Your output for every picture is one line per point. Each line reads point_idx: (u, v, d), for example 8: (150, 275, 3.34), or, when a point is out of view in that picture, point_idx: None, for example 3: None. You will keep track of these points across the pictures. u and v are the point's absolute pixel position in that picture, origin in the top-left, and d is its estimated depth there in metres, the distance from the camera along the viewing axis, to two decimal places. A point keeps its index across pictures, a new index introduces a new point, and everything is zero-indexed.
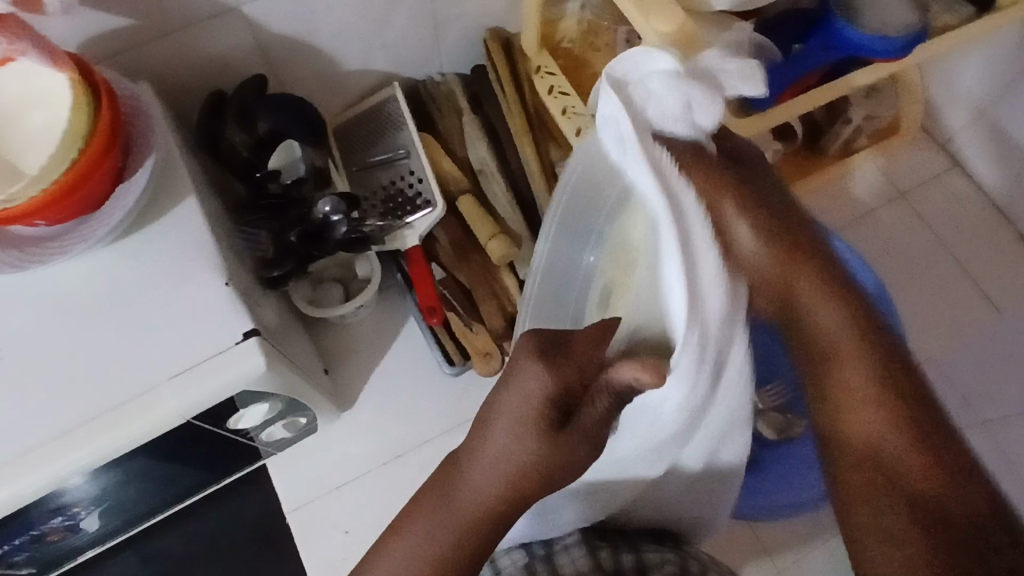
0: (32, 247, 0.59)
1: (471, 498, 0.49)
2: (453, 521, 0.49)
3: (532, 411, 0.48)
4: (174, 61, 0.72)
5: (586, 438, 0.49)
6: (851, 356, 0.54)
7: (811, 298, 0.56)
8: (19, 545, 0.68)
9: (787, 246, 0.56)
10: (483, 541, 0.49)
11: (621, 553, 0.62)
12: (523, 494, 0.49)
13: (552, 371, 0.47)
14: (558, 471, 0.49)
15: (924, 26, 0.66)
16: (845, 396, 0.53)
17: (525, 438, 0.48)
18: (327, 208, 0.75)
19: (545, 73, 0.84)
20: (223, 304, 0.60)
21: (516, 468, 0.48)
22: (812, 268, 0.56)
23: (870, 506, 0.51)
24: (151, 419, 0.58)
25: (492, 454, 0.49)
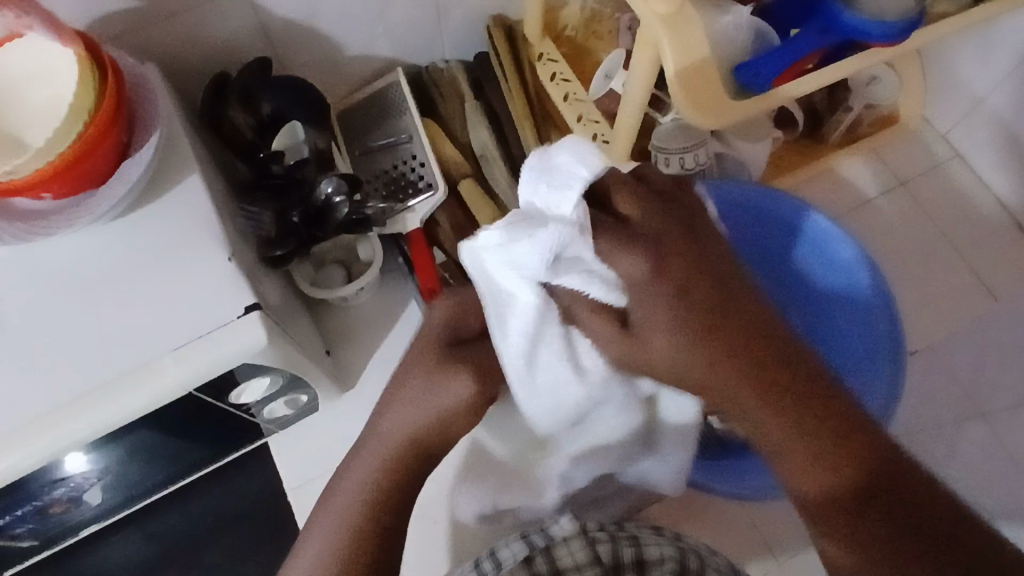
0: (39, 219, 0.60)
1: (383, 440, 0.57)
2: (375, 459, 0.57)
3: (431, 359, 0.57)
4: (186, 41, 0.74)
5: (478, 366, 0.57)
6: (769, 425, 0.49)
7: (733, 393, 0.49)
8: (23, 515, 0.69)
9: (708, 331, 0.48)
10: (408, 470, 0.57)
11: (622, 546, 0.63)
12: (431, 435, 0.56)
13: (452, 313, 0.58)
14: (458, 410, 0.56)
15: (921, 12, 0.66)
16: (783, 457, 0.50)
17: (431, 375, 0.56)
18: (329, 189, 0.77)
19: (547, 60, 0.85)
20: (225, 279, 0.61)
21: (416, 415, 0.56)
22: (735, 358, 0.48)
23: (840, 541, 0.49)
24: (154, 387, 0.59)
25: (398, 404, 0.57)
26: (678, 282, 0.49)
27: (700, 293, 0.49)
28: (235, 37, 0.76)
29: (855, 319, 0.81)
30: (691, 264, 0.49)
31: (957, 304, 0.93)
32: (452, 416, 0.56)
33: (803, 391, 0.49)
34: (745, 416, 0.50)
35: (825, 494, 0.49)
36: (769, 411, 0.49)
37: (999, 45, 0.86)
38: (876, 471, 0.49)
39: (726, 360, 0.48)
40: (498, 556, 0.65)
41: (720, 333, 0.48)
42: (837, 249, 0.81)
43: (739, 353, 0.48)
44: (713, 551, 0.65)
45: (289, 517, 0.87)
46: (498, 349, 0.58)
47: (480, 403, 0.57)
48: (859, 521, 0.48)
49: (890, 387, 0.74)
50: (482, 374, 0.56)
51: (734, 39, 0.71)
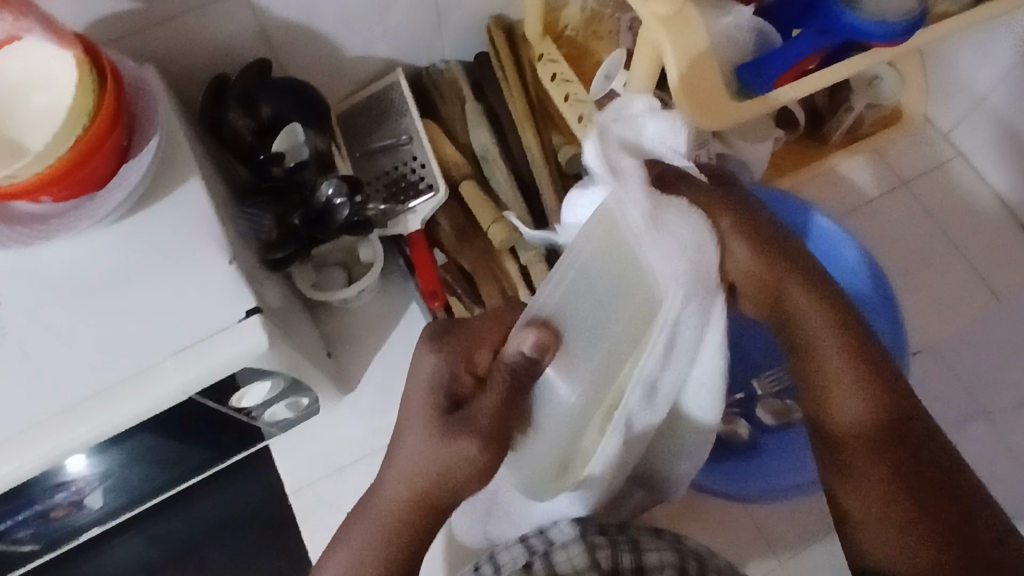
0: (39, 223, 0.60)
1: (387, 508, 0.52)
2: (379, 530, 0.52)
3: (427, 421, 0.52)
4: (185, 43, 0.74)
5: (478, 429, 0.51)
6: (822, 346, 0.55)
7: (799, 303, 0.55)
8: (24, 520, 0.69)
9: (779, 258, 0.55)
10: (416, 539, 0.52)
11: (621, 552, 0.62)
12: (437, 500, 0.51)
13: (443, 361, 0.54)
14: (463, 476, 0.51)
15: (924, 10, 0.65)
16: (827, 384, 0.55)
17: (429, 439, 0.51)
18: (330, 191, 0.77)
19: (547, 60, 0.85)
20: (226, 282, 0.61)
21: (417, 484, 0.51)
22: (800, 281, 0.55)
23: (865, 479, 0.52)
24: (157, 391, 0.59)
25: (397, 472, 0.52)
26: (752, 220, 0.56)
27: (772, 242, 0.55)
28: (234, 39, 0.76)
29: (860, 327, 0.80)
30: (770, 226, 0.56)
31: (959, 304, 0.93)
32: (459, 480, 0.51)
33: (858, 333, 0.55)
34: (802, 331, 0.56)
35: (855, 442, 0.53)
36: (825, 330, 0.55)
37: (1001, 44, 0.86)
38: (904, 432, 0.53)
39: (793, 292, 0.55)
40: (498, 560, 0.65)
41: (789, 274, 0.55)
42: (840, 250, 0.81)
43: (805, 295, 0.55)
44: (713, 554, 0.65)
45: (290, 519, 0.87)
46: (499, 403, 0.52)
47: (489, 465, 0.52)
48: (891, 455, 0.52)
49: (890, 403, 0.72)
50: (487, 434, 0.51)
51: (732, 39, 0.71)
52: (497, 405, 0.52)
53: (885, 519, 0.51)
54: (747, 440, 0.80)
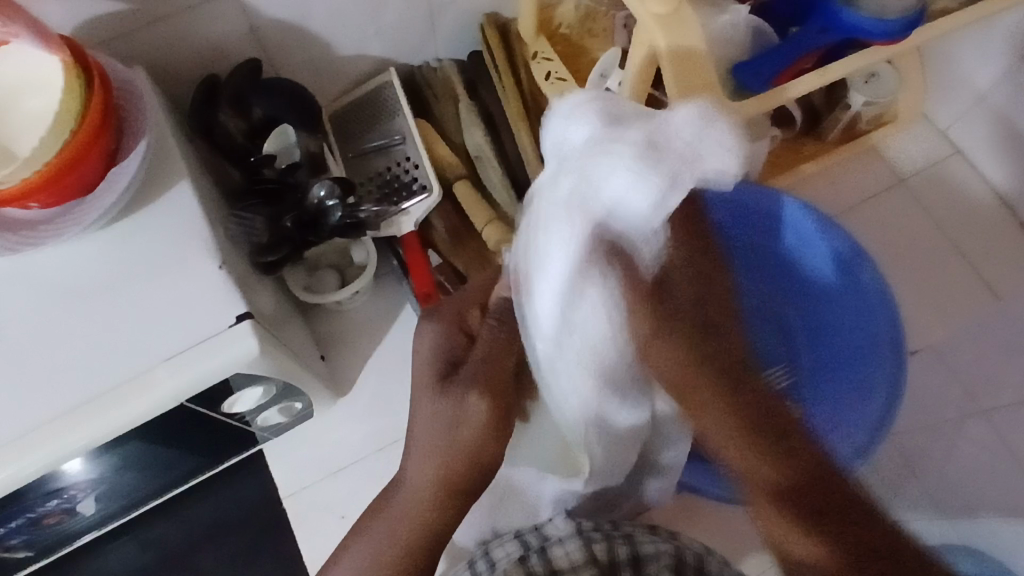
0: (27, 229, 0.59)
1: (414, 477, 0.62)
2: (411, 493, 0.63)
3: (429, 389, 0.62)
4: (174, 44, 0.73)
5: (471, 384, 0.61)
6: (726, 421, 0.55)
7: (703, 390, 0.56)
8: (17, 527, 0.69)
9: (685, 342, 0.58)
10: (441, 497, 0.62)
11: (617, 546, 0.63)
12: (453, 460, 0.61)
13: (438, 339, 0.65)
14: (469, 430, 0.60)
15: (922, 9, 0.64)
16: (738, 455, 0.55)
17: (435, 402, 0.62)
18: (322, 193, 0.76)
19: (541, 59, 0.84)
20: (216, 287, 0.60)
21: (433, 446, 0.61)
22: (702, 365, 0.57)
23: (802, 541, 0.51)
24: (145, 400, 0.58)
25: (415, 442, 0.63)
26: (661, 306, 0.59)
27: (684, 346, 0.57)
28: (224, 39, 0.75)
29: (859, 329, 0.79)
30: (689, 322, 0.58)
31: (957, 303, 0.92)
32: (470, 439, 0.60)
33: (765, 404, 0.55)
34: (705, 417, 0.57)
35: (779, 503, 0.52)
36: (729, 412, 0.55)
37: (1001, 41, 0.85)
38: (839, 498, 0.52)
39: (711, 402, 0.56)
40: (493, 556, 0.66)
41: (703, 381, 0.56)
42: (819, 244, 0.81)
43: (725, 394, 0.56)
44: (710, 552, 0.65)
45: (283, 522, 0.86)
46: (488, 361, 0.62)
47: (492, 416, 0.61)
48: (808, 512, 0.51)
49: (869, 432, 0.72)
50: (483, 389, 0.61)
51: (732, 38, 0.70)
52: (486, 361, 0.62)
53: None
54: None
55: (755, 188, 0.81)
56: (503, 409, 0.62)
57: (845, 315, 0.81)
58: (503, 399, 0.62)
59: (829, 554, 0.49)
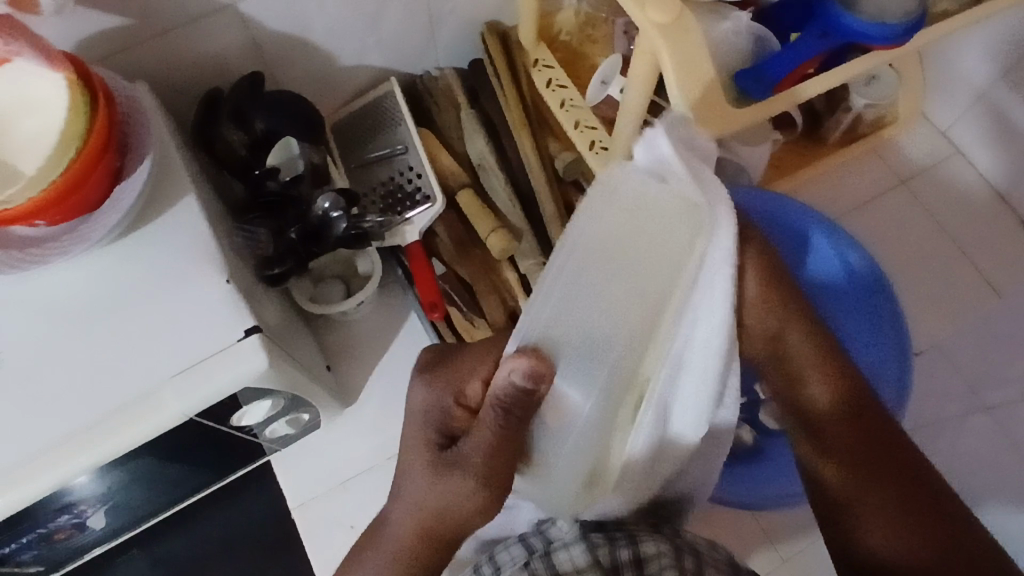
0: (33, 247, 0.59)
1: (394, 537, 0.55)
2: (388, 554, 0.55)
3: (424, 454, 0.54)
4: (174, 57, 0.72)
5: (467, 469, 0.51)
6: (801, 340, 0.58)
7: (794, 338, 0.58)
8: (27, 544, 0.69)
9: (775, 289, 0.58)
10: (430, 565, 0.55)
11: (619, 548, 0.61)
12: (440, 541, 0.54)
13: (432, 394, 0.56)
14: (471, 516, 0.53)
15: (923, 11, 0.65)
16: (805, 373, 0.58)
17: (431, 481, 0.52)
18: (326, 204, 0.76)
19: (543, 66, 0.84)
20: (223, 301, 0.60)
21: (416, 511, 0.54)
22: (797, 313, 0.58)
23: (855, 467, 0.56)
24: (153, 418, 0.58)
25: (405, 502, 0.54)
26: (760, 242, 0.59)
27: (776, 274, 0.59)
28: (224, 52, 0.75)
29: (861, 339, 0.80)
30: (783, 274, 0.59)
31: (958, 299, 0.93)
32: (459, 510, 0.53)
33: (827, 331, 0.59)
34: (789, 351, 0.59)
35: (839, 420, 0.57)
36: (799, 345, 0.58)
37: (999, 40, 0.85)
38: (890, 445, 0.56)
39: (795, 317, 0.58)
40: (499, 560, 0.66)
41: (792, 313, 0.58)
42: (837, 254, 0.80)
43: (799, 335, 0.58)
44: (712, 548, 0.64)
45: (295, 532, 0.87)
46: (494, 441, 0.50)
47: (488, 503, 0.53)
48: (864, 444, 0.56)
49: (897, 392, 0.74)
50: (481, 473, 0.51)
51: (734, 44, 0.69)
52: (489, 442, 0.50)
53: (874, 502, 0.55)
54: (751, 446, 0.80)
55: (771, 197, 0.81)
56: (503, 491, 0.52)
57: (849, 315, 0.81)
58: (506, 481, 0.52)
59: (887, 477, 0.55)
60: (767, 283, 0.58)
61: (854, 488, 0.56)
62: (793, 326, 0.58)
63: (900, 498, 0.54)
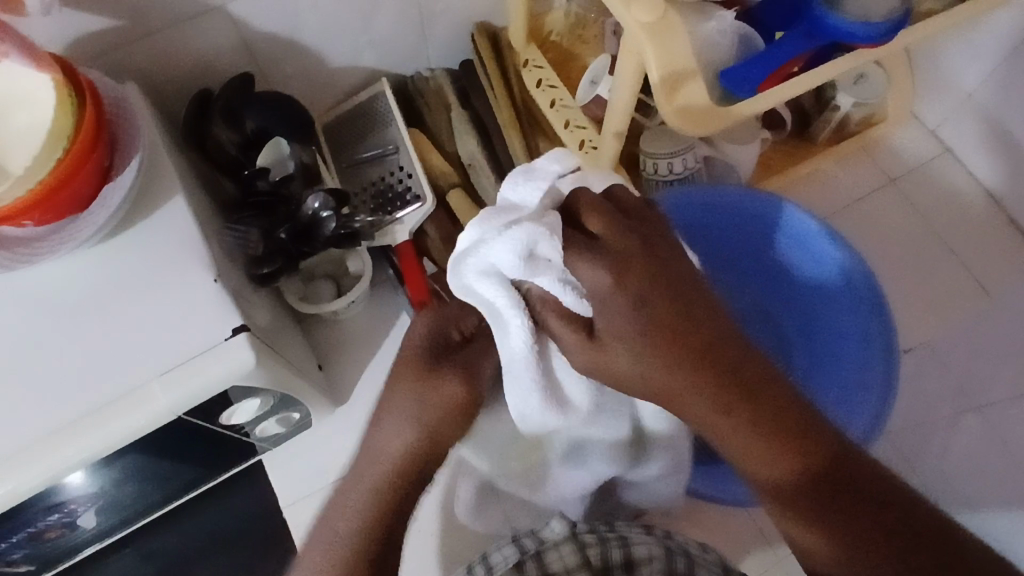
0: (23, 247, 0.60)
1: (378, 456, 0.57)
2: (370, 472, 0.57)
3: (416, 365, 0.58)
4: (166, 57, 0.73)
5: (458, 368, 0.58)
6: (695, 407, 0.52)
7: (689, 403, 0.52)
8: (17, 543, 0.69)
9: (663, 349, 0.51)
10: (411, 481, 0.57)
11: (610, 549, 0.63)
12: (423, 453, 0.57)
13: (430, 321, 0.60)
14: (457, 418, 0.58)
15: (906, 11, 0.65)
16: (725, 441, 0.52)
17: (423, 386, 0.57)
18: (316, 204, 0.77)
19: (533, 67, 0.84)
20: (211, 299, 0.61)
21: (405, 425, 0.57)
22: (686, 372, 0.51)
23: (808, 533, 0.50)
24: (142, 415, 0.58)
25: (391, 416, 0.57)
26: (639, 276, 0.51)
27: (659, 312, 0.51)
28: (216, 53, 0.75)
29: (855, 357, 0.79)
30: (664, 321, 0.51)
31: (948, 299, 0.93)
32: (441, 419, 0.57)
33: (741, 377, 0.51)
34: (694, 417, 0.52)
35: (783, 487, 0.51)
36: (711, 413, 0.51)
37: (988, 41, 0.86)
38: (851, 493, 0.50)
39: (683, 378, 0.51)
40: (490, 560, 0.63)
41: (683, 373, 0.51)
42: (818, 247, 0.81)
43: (696, 401, 0.51)
44: (704, 551, 0.64)
45: (285, 532, 0.87)
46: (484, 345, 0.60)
47: (466, 403, 0.58)
48: (816, 511, 0.50)
49: (882, 392, 0.73)
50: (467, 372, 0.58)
51: (719, 44, 0.69)
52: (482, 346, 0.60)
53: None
54: None
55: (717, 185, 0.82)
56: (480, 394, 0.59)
57: (841, 311, 0.81)
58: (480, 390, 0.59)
59: (850, 546, 0.48)
60: (650, 338, 0.51)
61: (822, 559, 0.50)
62: (693, 388, 0.51)
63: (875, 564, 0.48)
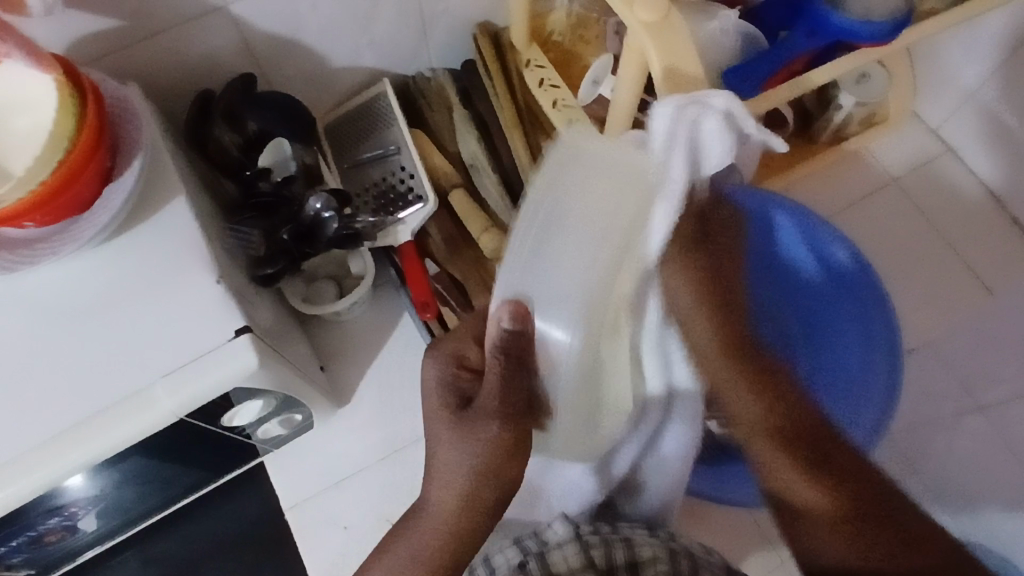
0: (24, 247, 0.59)
1: (440, 508, 0.62)
2: (432, 526, 0.62)
3: (447, 418, 0.61)
4: (166, 59, 0.73)
5: (490, 416, 0.59)
6: (717, 350, 0.63)
7: (711, 343, 0.64)
8: (18, 547, 0.69)
9: (709, 302, 0.64)
10: (476, 525, 0.62)
11: (615, 549, 0.63)
12: (481, 501, 0.61)
13: (440, 363, 0.62)
14: (507, 462, 0.60)
15: (909, 11, 0.65)
16: (730, 385, 0.63)
17: (461, 443, 0.59)
18: (318, 205, 0.77)
19: (535, 67, 0.84)
20: (212, 301, 0.60)
21: (455, 479, 0.60)
22: (721, 322, 0.64)
23: (790, 472, 0.60)
24: (144, 417, 0.58)
25: (440, 470, 0.61)
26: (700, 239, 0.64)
27: (713, 284, 0.64)
28: (217, 53, 0.75)
29: (853, 371, 0.80)
30: (708, 282, 0.64)
31: (953, 298, 0.93)
32: (493, 464, 0.60)
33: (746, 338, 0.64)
34: (710, 355, 0.64)
35: (773, 430, 0.61)
36: (729, 357, 0.63)
37: (991, 39, 0.85)
38: (831, 452, 0.61)
39: (715, 323, 0.64)
40: (493, 563, 0.63)
41: (715, 316, 0.64)
42: (832, 249, 0.80)
43: (716, 337, 0.63)
44: (707, 552, 0.65)
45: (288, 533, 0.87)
46: (509, 381, 0.59)
47: (512, 443, 0.60)
48: (803, 456, 0.60)
49: (886, 395, 0.74)
50: (500, 413, 0.59)
51: (720, 44, 0.70)
52: (502, 386, 0.58)
53: (828, 523, 0.59)
54: None
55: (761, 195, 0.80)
56: (523, 425, 0.60)
57: (849, 313, 0.81)
58: (523, 424, 0.60)
59: (834, 488, 0.59)
60: (700, 293, 0.63)
61: (809, 499, 0.60)
62: (721, 332, 0.63)
63: (859, 510, 0.59)
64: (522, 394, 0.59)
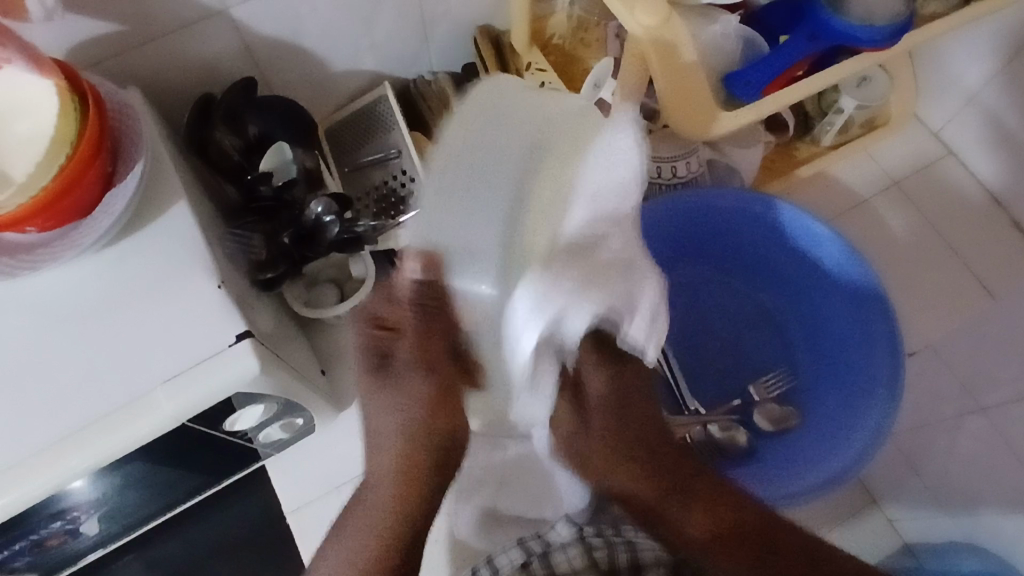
0: (25, 252, 0.59)
1: (382, 469, 0.66)
2: (381, 492, 0.66)
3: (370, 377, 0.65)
4: (167, 63, 0.73)
5: (404, 367, 0.62)
6: (632, 482, 0.65)
7: (625, 481, 0.65)
8: (21, 551, 0.69)
9: (610, 450, 0.65)
10: (421, 483, 0.65)
11: (617, 551, 0.69)
12: (417, 461, 0.64)
13: (358, 326, 0.65)
14: (434, 414, 0.63)
15: (911, 14, 0.65)
16: (655, 511, 0.65)
17: (386, 398, 0.64)
18: (319, 209, 0.77)
19: (536, 70, 0.84)
20: (212, 305, 0.60)
21: (393, 437, 0.64)
22: (625, 465, 0.65)
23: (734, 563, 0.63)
24: (145, 421, 0.58)
25: (381, 433, 0.66)
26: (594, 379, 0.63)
27: (613, 428, 0.64)
28: (218, 58, 0.75)
29: (836, 397, 0.80)
30: (606, 429, 0.64)
31: (955, 301, 0.93)
32: (423, 414, 0.63)
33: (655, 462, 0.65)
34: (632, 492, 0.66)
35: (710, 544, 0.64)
36: (645, 485, 0.65)
37: (992, 42, 0.86)
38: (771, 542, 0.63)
39: (621, 468, 0.65)
40: (496, 563, 0.71)
41: (620, 460, 0.65)
42: (825, 247, 0.80)
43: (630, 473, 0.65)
44: None
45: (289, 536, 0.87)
46: (421, 338, 0.60)
47: (435, 396, 0.63)
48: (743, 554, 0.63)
49: (888, 397, 0.73)
50: (419, 367, 0.62)
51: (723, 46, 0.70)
52: (412, 342, 0.61)
53: None
54: (746, 447, 0.79)
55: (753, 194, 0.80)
56: (445, 378, 0.62)
57: (843, 315, 0.81)
58: (447, 378, 0.63)
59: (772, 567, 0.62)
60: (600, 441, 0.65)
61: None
62: (629, 471, 0.65)
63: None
64: (438, 347, 0.61)
